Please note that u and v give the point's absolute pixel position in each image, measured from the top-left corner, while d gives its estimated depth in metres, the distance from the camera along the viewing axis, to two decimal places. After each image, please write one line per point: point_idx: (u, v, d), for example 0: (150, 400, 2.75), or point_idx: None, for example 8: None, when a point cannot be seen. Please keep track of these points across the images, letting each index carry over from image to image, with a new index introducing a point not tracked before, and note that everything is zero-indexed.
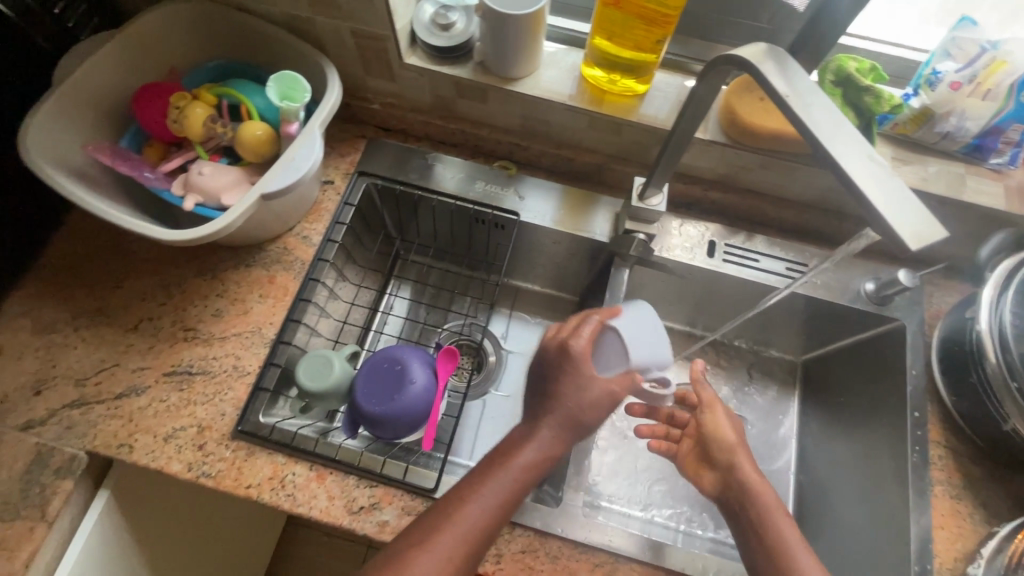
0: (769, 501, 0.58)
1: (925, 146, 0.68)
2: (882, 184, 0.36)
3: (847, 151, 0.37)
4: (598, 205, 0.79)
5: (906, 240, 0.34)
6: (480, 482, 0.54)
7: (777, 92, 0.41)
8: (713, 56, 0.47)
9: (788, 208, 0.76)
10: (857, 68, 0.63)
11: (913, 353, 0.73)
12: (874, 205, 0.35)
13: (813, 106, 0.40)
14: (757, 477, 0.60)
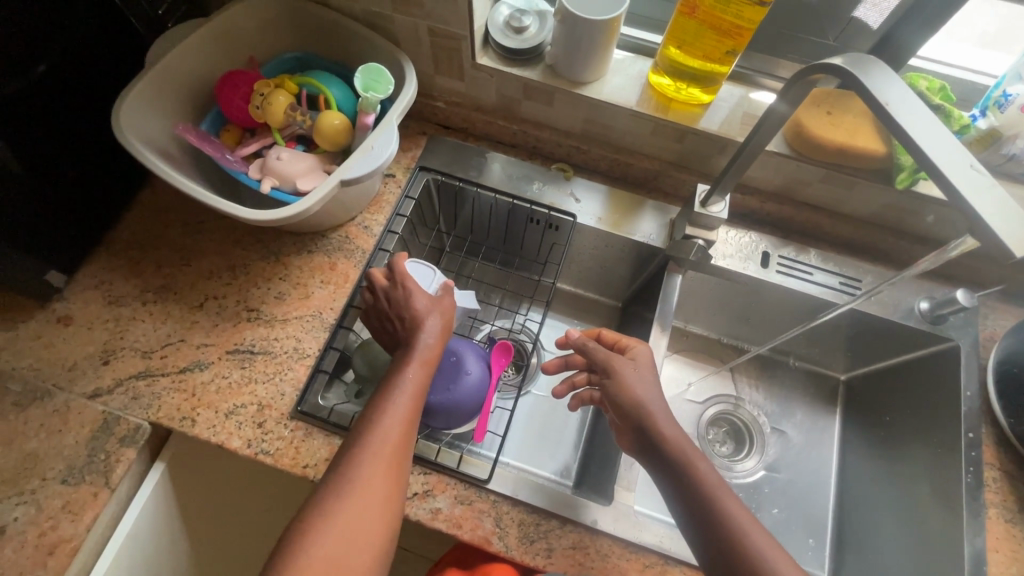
0: (687, 446, 0.56)
1: (990, 167, 0.68)
2: (986, 198, 0.38)
3: (951, 166, 0.39)
4: (651, 211, 0.81)
5: (1011, 248, 0.36)
6: (376, 405, 0.55)
7: (877, 101, 0.42)
8: (806, 65, 0.48)
9: (844, 223, 0.77)
10: (927, 87, 0.65)
11: (967, 373, 0.72)
12: (980, 216, 0.37)
13: (914, 116, 0.41)
14: (671, 425, 0.57)
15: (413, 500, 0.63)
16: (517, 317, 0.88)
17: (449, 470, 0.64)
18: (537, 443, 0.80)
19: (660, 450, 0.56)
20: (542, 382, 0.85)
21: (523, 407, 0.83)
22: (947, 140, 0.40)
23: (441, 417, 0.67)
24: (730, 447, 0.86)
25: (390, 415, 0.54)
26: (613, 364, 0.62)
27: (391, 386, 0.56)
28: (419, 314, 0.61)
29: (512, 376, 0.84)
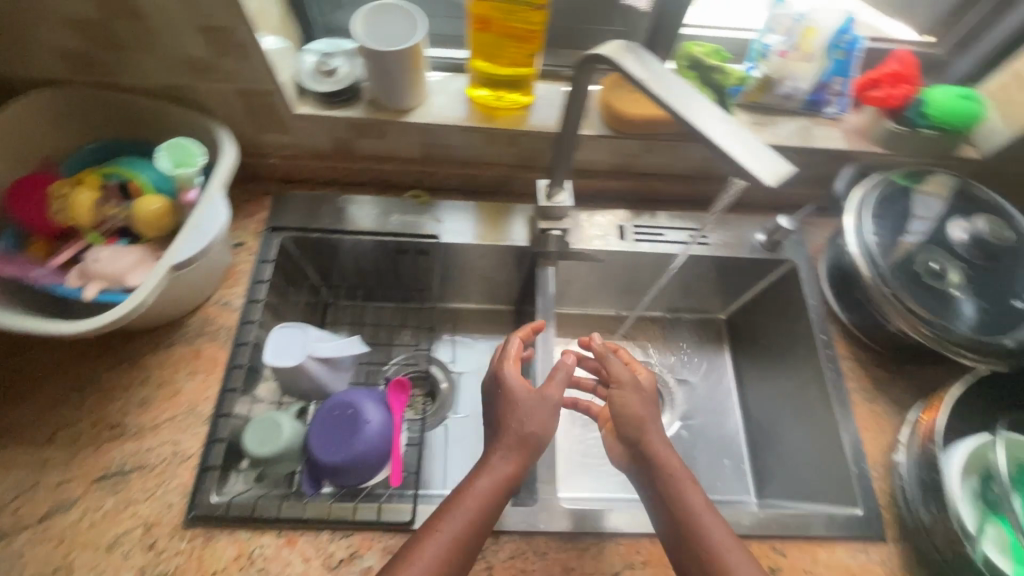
0: (682, 476, 0.58)
1: (774, 108, 0.79)
2: (735, 141, 0.43)
3: (703, 119, 0.44)
4: (511, 213, 0.83)
5: (765, 178, 0.41)
6: (438, 518, 0.55)
7: (638, 79, 0.47)
8: (584, 55, 0.52)
9: (677, 183, 0.84)
10: (703, 52, 0.72)
11: (808, 285, 0.82)
12: (736, 160, 0.42)
13: (672, 89, 0.46)
14: (666, 451, 0.60)
15: (341, 567, 0.60)
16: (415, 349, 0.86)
17: (370, 524, 0.62)
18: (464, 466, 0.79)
19: (651, 466, 0.60)
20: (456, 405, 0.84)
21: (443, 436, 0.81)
22: (696, 99, 0.45)
23: (350, 472, 0.66)
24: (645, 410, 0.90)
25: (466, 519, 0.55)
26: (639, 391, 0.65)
27: (476, 485, 0.57)
28: (507, 421, 0.61)
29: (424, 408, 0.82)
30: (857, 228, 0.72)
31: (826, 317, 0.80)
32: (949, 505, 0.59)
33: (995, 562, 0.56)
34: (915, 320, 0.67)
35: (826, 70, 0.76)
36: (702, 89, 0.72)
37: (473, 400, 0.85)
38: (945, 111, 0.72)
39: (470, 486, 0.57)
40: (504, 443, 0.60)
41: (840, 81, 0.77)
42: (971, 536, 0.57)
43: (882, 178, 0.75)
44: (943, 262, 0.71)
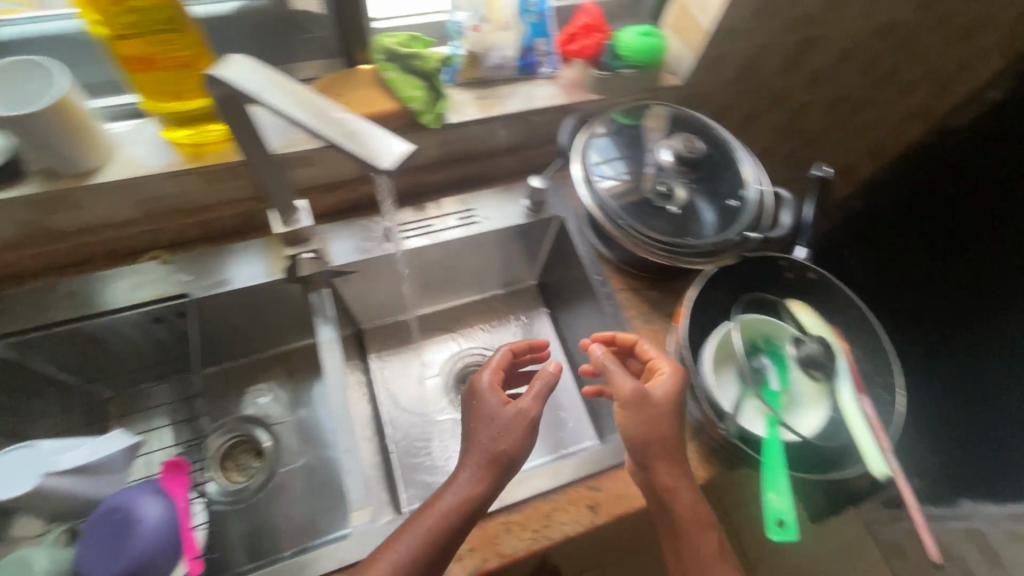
0: (681, 507, 0.60)
1: (492, 80, 0.81)
2: (353, 133, 0.44)
3: (320, 119, 0.45)
4: (263, 248, 0.79)
5: (383, 164, 0.42)
6: (402, 532, 0.57)
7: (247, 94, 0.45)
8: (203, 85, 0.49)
9: (432, 171, 0.85)
10: (396, 42, 0.72)
11: (576, 234, 0.87)
12: (354, 153, 0.43)
13: (284, 95, 0.46)
14: (668, 475, 0.60)
15: None
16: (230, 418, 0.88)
17: None
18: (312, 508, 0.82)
19: (660, 493, 0.60)
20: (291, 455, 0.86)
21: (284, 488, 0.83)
22: (314, 103, 0.46)
23: None
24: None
25: (427, 540, 0.56)
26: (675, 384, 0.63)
27: (442, 501, 0.58)
28: (478, 436, 0.61)
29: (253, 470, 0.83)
30: (587, 174, 0.77)
31: (597, 258, 0.85)
32: (706, 395, 0.68)
33: (747, 428, 0.65)
34: (650, 245, 0.75)
35: (525, 34, 0.79)
36: (407, 78, 0.71)
37: (306, 444, 0.87)
38: (631, 48, 0.79)
39: (433, 506, 0.58)
40: (473, 458, 0.60)
41: (542, 42, 0.81)
42: (726, 414, 0.66)
43: (602, 122, 0.81)
44: (671, 182, 0.79)
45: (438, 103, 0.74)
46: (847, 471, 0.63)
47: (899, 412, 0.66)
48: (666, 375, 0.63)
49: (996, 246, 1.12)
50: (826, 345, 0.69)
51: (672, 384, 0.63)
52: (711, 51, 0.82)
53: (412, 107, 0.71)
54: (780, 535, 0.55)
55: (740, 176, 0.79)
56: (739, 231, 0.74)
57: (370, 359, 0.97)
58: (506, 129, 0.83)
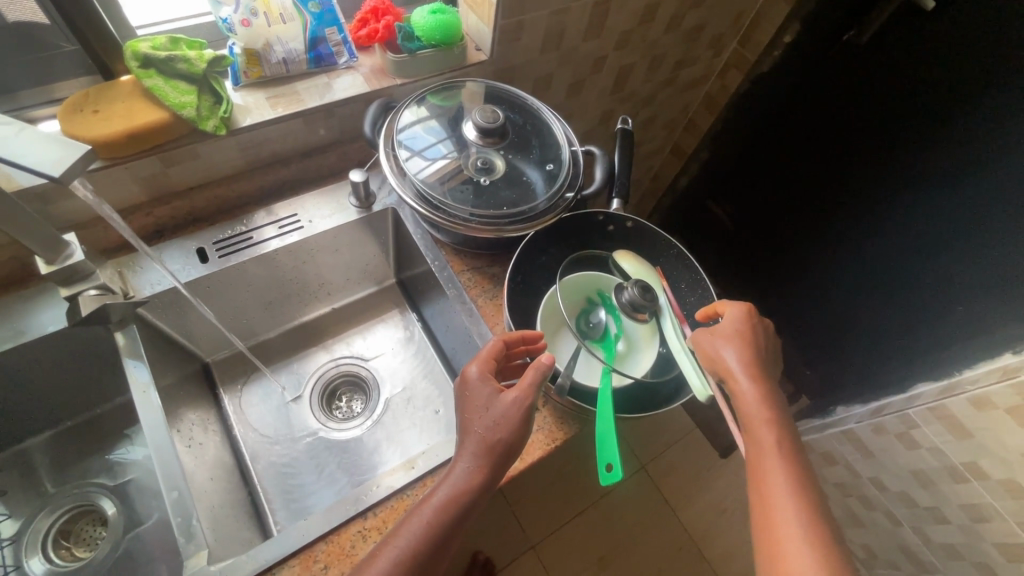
0: (765, 443, 0.58)
1: (284, 77, 0.77)
2: (20, 143, 0.40)
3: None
4: (48, 297, 0.70)
5: (49, 170, 0.39)
6: (398, 531, 0.55)
7: None
8: None
9: (242, 181, 0.80)
10: (152, 46, 0.66)
11: (411, 222, 0.85)
12: (18, 161, 0.39)
13: None
14: (755, 408, 0.59)
15: None
16: (62, 493, 0.79)
17: None
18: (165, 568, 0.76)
19: (746, 430, 0.60)
20: (138, 518, 0.79)
21: (134, 556, 0.76)
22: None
23: None
24: (358, 399, 0.93)
25: (423, 530, 0.55)
26: (732, 331, 0.64)
27: (440, 492, 0.57)
28: (471, 426, 0.59)
29: (99, 539, 0.78)
30: (399, 159, 0.75)
31: (434, 244, 0.84)
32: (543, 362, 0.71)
33: (583, 383, 0.69)
34: (472, 221, 0.74)
35: (309, 24, 0.75)
36: (171, 83, 0.66)
37: (156, 500, 0.81)
38: (423, 28, 0.78)
39: (426, 505, 0.56)
40: (471, 446, 0.58)
41: (331, 31, 0.78)
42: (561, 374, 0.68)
43: (405, 106, 0.79)
44: (488, 155, 0.78)
45: (219, 107, 0.69)
46: (675, 401, 0.69)
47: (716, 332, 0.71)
48: (730, 310, 0.66)
49: (813, 174, 1.26)
50: (645, 287, 0.69)
51: (739, 331, 0.64)
52: (506, 22, 0.82)
53: (185, 114, 0.65)
54: (609, 479, 0.58)
55: (554, 140, 0.80)
56: (554, 193, 0.75)
57: (224, 397, 0.88)
58: (312, 127, 0.79)
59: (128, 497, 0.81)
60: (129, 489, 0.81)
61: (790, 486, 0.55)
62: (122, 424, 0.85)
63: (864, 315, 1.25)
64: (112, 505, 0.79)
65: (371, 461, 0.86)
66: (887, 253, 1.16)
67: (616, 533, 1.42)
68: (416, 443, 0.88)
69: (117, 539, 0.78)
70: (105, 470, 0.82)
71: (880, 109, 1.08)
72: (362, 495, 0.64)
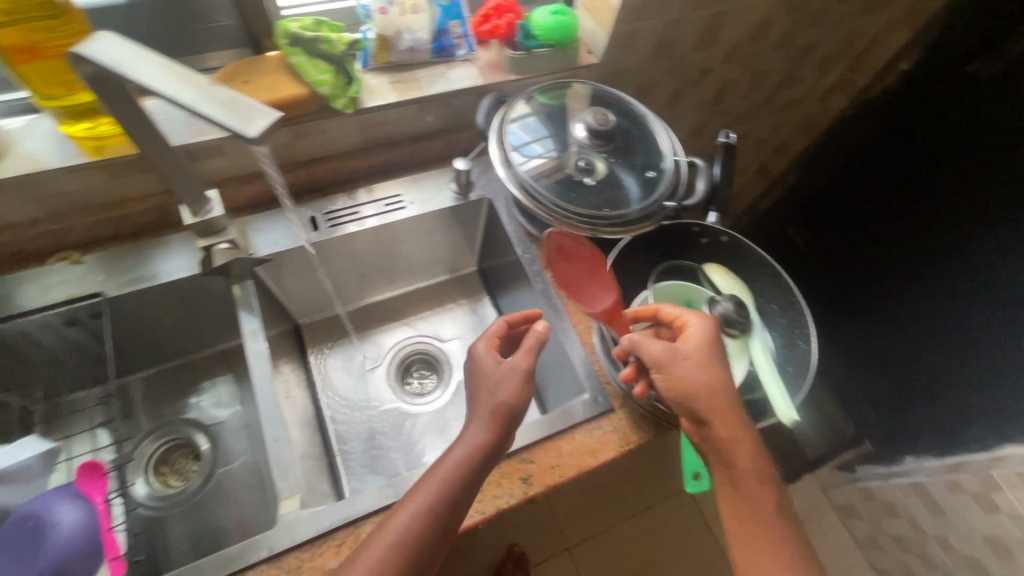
0: (742, 471, 0.58)
1: (408, 64, 0.81)
2: (225, 104, 0.45)
3: (196, 92, 0.45)
4: (180, 243, 0.77)
5: (245, 130, 0.44)
6: (413, 492, 0.57)
7: (109, 68, 0.45)
8: None
9: (356, 159, 0.85)
10: (300, 27, 0.71)
11: (506, 214, 0.88)
12: (221, 123, 0.44)
13: (149, 69, 0.46)
14: (731, 436, 0.58)
15: None
16: (165, 425, 0.87)
17: None
18: (248, 504, 0.82)
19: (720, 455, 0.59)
20: (227, 457, 0.86)
21: (221, 491, 0.83)
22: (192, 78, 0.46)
23: None
24: (431, 378, 0.96)
25: (435, 497, 0.56)
26: (694, 351, 0.61)
27: (446, 460, 0.58)
28: (481, 400, 0.62)
29: (193, 473, 0.85)
30: (505, 150, 0.77)
31: (526, 238, 0.86)
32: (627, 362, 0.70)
33: None
34: (572, 219, 0.75)
35: (437, 16, 0.80)
36: (312, 62, 0.71)
37: (243, 444, 0.87)
38: (543, 28, 0.80)
39: (434, 476, 0.57)
40: (477, 421, 0.61)
41: (455, 24, 0.82)
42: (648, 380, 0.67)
43: (518, 101, 0.82)
44: (590, 156, 0.80)
45: (350, 87, 0.73)
46: (761, 420, 0.67)
47: (811, 357, 0.69)
48: (691, 326, 0.63)
49: (902, 207, 1.20)
50: (740, 303, 0.70)
51: (699, 349, 0.62)
52: (622, 26, 0.83)
53: (321, 91, 0.70)
54: (695, 485, 0.63)
55: (657, 146, 0.81)
56: (655, 201, 0.76)
57: (311, 358, 0.94)
58: (425, 113, 0.83)
59: (219, 438, 0.87)
60: (220, 431, 0.88)
61: (763, 507, 0.57)
62: (221, 370, 0.93)
63: (931, 363, 1.18)
64: (206, 442, 0.87)
65: (439, 438, 0.89)
66: (955, 304, 1.09)
67: (653, 549, 1.41)
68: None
69: (207, 474, 0.84)
70: (204, 409, 0.89)
71: (986, 149, 1.01)
72: None
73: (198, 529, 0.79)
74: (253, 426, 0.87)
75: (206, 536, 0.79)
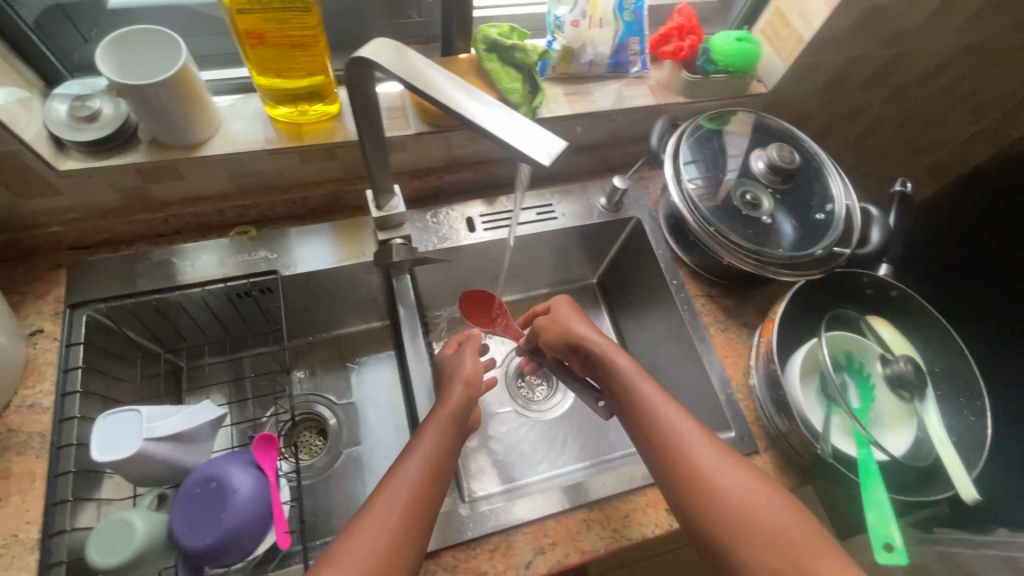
0: (698, 453, 0.56)
1: (584, 76, 0.81)
2: (518, 131, 0.44)
3: (488, 117, 0.44)
4: (360, 228, 0.80)
5: (542, 159, 0.42)
6: (407, 452, 0.58)
7: (405, 81, 0.46)
8: (346, 68, 0.49)
9: (515, 165, 0.86)
10: (498, 32, 0.71)
11: (654, 236, 0.87)
12: (511, 145, 0.43)
13: (438, 83, 0.47)
14: (670, 412, 0.59)
15: None
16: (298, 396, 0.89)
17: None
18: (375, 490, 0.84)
19: (658, 433, 0.58)
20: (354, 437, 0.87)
21: (346, 470, 0.84)
22: (475, 105, 0.46)
23: (230, 552, 0.61)
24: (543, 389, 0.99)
25: (416, 475, 0.56)
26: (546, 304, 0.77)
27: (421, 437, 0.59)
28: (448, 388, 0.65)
29: (317, 449, 0.86)
30: (676, 175, 0.77)
31: (674, 263, 0.85)
32: (798, 412, 0.68)
33: (840, 447, 0.67)
34: (736, 251, 0.75)
35: (620, 32, 0.78)
36: (505, 69, 0.72)
37: (367, 428, 0.88)
38: (726, 53, 0.78)
39: (410, 455, 0.58)
40: (437, 411, 0.62)
41: (636, 40, 0.80)
42: (820, 435, 0.67)
43: (690, 124, 0.81)
44: (756, 191, 0.80)
45: (534, 97, 0.74)
46: (937, 492, 0.65)
47: (988, 434, 0.66)
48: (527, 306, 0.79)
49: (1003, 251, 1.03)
50: (918, 366, 0.69)
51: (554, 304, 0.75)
52: (807, 58, 0.81)
53: (511, 99, 0.71)
54: (886, 557, 0.57)
55: (827, 188, 0.79)
56: (825, 245, 0.75)
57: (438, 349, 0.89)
58: (590, 127, 0.83)
59: (346, 418, 0.89)
60: (351, 411, 0.90)
61: (699, 436, 0.58)
62: (349, 351, 0.95)
63: None
64: (333, 418, 0.89)
65: (555, 452, 0.91)
66: None
67: None
68: (573, 455, 0.91)
69: (334, 452, 0.86)
70: (334, 385, 0.91)
71: None
72: (592, 486, 0.68)
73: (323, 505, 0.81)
74: (380, 417, 0.89)
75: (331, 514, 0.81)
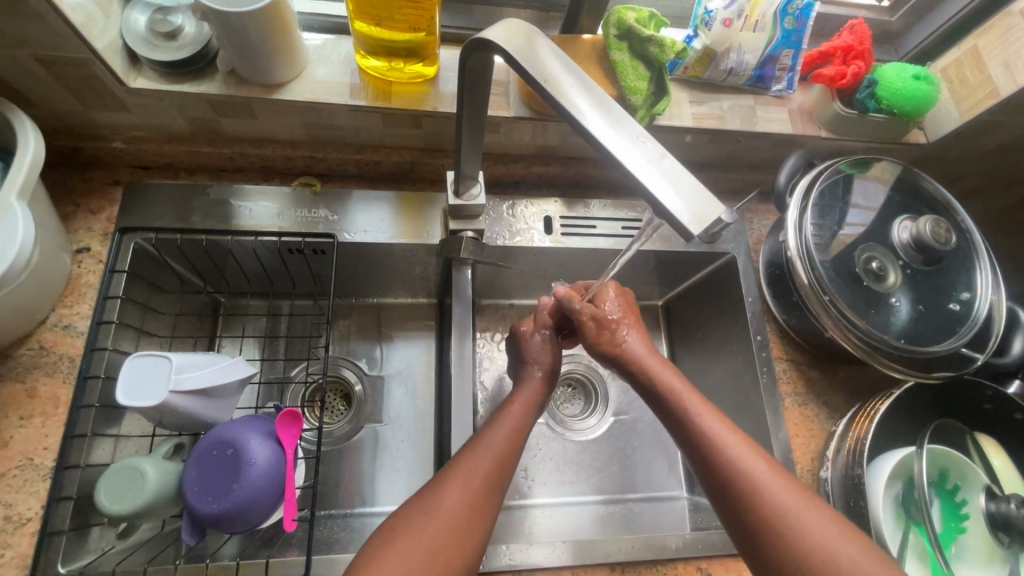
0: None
1: (716, 84, 0.70)
2: (655, 179, 0.35)
3: (624, 151, 0.36)
4: (430, 204, 0.73)
5: (688, 224, 0.34)
6: (468, 461, 0.50)
7: (534, 80, 0.38)
8: (461, 48, 0.41)
9: (609, 167, 0.76)
10: (636, 18, 0.60)
11: (746, 279, 0.76)
12: (652, 196, 0.35)
13: (573, 89, 0.38)
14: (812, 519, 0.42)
15: None
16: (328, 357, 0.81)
17: None
18: (389, 477, 0.75)
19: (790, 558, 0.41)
20: (380, 412, 0.79)
21: (368, 445, 0.77)
22: (609, 128, 0.37)
23: (235, 523, 0.55)
24: (576, 406, 0.86)
25: (466, 478, 0.48)
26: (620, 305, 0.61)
27: (480, 441, 0.52)
28: (518, 408, 0.57)
29: (339, 415, 0.79)
30: (798, 220, 0.66)
31: (762, 315, 0.75)
32: (874, 525, 0.59)
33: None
34: (846, 329, 0.63)
35: (775, 41, 0.65)
36: (633, 63, 0.61)
37: (392, 407, 0.80)
38: (896, 91, 0.65)
39: (479, 449, 0.51)
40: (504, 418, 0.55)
41: (790, 53, 0.67)
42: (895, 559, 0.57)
43: (829, 166, 0.68)
44: (884, 262, 0.68)
45: (657, 102, 0.63)
46: None
47: None
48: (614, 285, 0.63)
49: None
50: None
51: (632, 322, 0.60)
52: (991, 118, 0.67)
53: (631, 100, 0.61)
54: None
55: (969, 278, 0.67)
56: (954, 344, 0.64)
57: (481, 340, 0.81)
58: (708, 144, 0.72)
59: (372, 389, 0.81)
60: (380, 385, 0.81)
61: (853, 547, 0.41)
62: (384, 326, 0.85)
63: None
64: (359, 386, 0.80)
65: (586, 480, 0.79)
66: None
67: None
68: (584, 485, 0.79)
69: (355, 423, 0.78)
70: (368, 351, 0.83)
71: None
72: (613, 548, 0.62)
73: (330, 481, 0.74)
74: (403, 397, 0.80)
75: (340, 491, 0.74)
